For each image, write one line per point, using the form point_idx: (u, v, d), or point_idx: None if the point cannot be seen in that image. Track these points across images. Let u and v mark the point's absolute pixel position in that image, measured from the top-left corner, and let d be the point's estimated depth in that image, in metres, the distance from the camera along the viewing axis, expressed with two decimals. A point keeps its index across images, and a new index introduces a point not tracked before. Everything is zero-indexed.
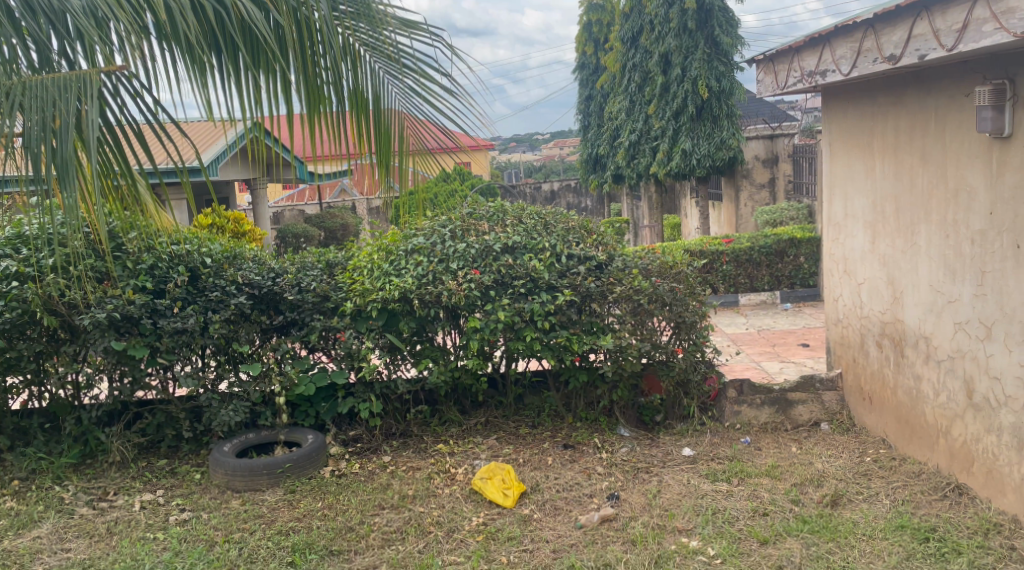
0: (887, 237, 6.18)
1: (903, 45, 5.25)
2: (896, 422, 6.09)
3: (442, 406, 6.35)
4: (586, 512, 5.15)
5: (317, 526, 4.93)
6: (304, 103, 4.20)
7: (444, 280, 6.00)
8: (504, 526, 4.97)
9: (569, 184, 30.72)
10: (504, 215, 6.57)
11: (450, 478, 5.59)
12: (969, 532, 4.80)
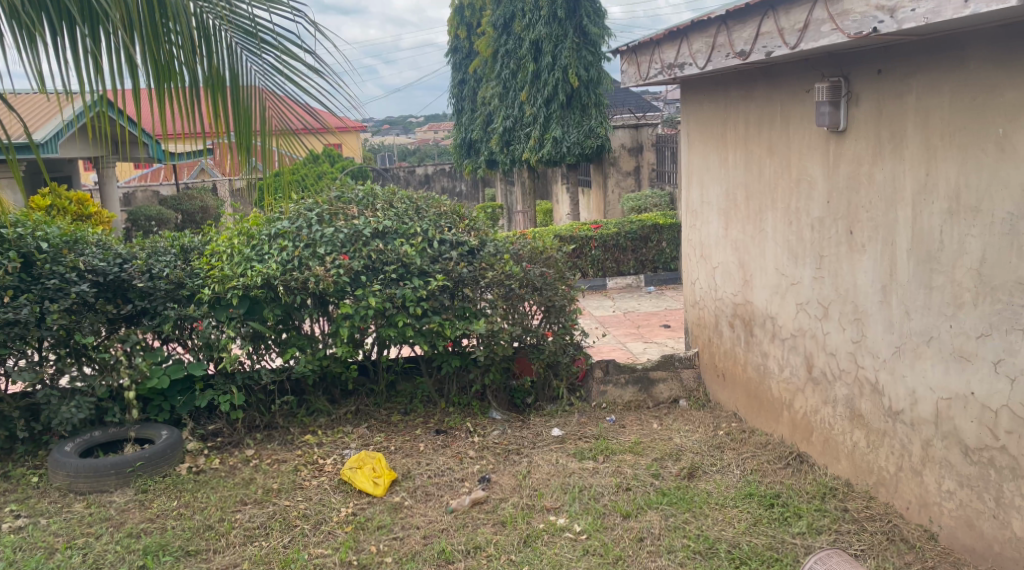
0: (738, 223, 6.54)
1: (752, 42, 5.57)
2: (745, 398, 6.50)
3: (310, 396, 6.28)
4: (457, 497, 5.26)
5: (172, 526, 4.84)
6: (151, 77, 4.02)
7: (310, 265, 5.95)
8: (374, 515, 5.02)
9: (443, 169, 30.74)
10: (375, 199, 6.59)
11: (318, 470, 5.60)
12: (807, 497, 5.18)
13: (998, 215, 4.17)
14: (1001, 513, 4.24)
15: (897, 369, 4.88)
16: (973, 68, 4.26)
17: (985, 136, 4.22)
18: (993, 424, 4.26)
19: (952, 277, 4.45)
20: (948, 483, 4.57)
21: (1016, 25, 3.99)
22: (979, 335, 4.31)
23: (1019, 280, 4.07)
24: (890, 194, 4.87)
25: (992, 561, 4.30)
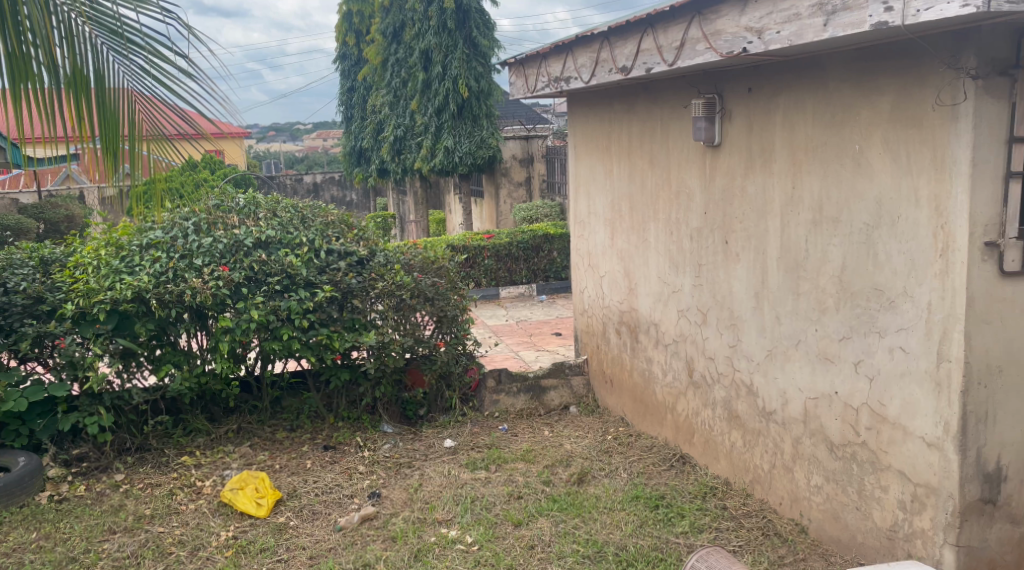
0: (623, 233, 6.74)
1: (633, 58, 5.75)
2: (632, 402, 6.70)
3: (187, 415, 6.10)
4: (345, 514, 5.23)
5: (31, 560, 4.63)
6: (5, 78, 3.68)
7: (186, 277, 5.82)
8: (256, 537, 4.93)
9: (332, 177, 30.18)
10: (257, 207, 6.47)
11: (196, 493, 5.45)
12: (690, 497, 5.39)
13: (857, 225, 4.44)
14: (863, 505, 4.52)
15: (770, 372, 5.13)
16: (833, 88, 4.53)
17: (844, 152, 4.50)
18: (854, 421, 4.54)
19: (817, 284, 4.72)
20: (816, 478, 4.84)
21: (870, 49, 4.27)
22: (841, 338, 4.59)
23: (875, 286, 4.35)
24: (762, 206, 5.12)
25: (856, 550, 4.58)
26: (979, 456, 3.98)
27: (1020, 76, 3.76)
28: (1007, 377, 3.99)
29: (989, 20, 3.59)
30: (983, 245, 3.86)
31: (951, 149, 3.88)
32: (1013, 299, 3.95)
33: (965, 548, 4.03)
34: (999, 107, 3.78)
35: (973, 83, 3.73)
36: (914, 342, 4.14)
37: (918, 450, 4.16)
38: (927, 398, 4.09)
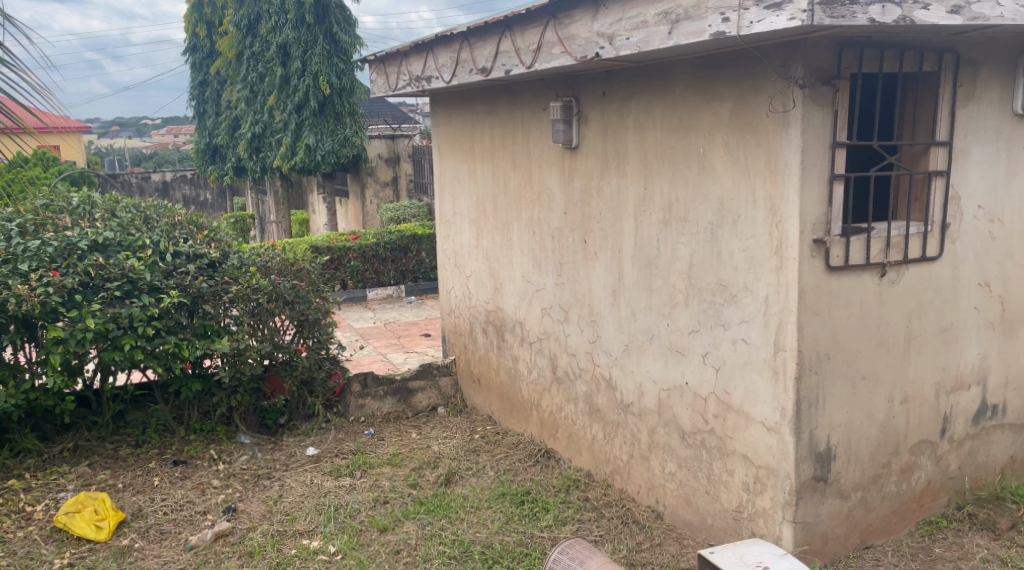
0: (488, 233, 6.78)
1: (492, 60, 5.72)
2: (499, 401, 6.77)
3: (15, 435, 5.68)
4: (197, 532, 5.07)
5: None
6: None
7: (10, 284, 5.35)
8: (96, 562, 4.70)
9: (183, 176, 28.57)
10: (93, 208, 6.21)
11: (27, 518, 5.12)
12: (554, 491, 5.50)
13: (702, 225, 4.64)
14: (712, 489, 4.74)
15: (627, 365, 5.29)
16: (679, 94, 4.72)
17: (690, 155, 4.69)
18: (703, 410, 4.74)
19: (668, 281, 4.90)
20: (670, 465, 5.03)
21: (712, 57, 4.47)
22: (690, 331, 4.79)
23: (719, 282, 4.56)
24: (617, 206, 5.27)
25: (707, 532, 4.80)
26: (811, 438, 4.24)
27: (841, 86, 4.05)
28: (835, 364, 4.26)
29: (812, 33, 3.84)
30: (812, 242, 4.11)
31: (783, 153, 4.13)
32: (837, 292, 4.21)
33: (801, 523, 4.30)
34: (823, 114, 4.05)
35: (801, 91, 3.99)
36: (755, 333, 4.37)
37: (759, 434, 4.39)
38: (766, 385, 4.33)
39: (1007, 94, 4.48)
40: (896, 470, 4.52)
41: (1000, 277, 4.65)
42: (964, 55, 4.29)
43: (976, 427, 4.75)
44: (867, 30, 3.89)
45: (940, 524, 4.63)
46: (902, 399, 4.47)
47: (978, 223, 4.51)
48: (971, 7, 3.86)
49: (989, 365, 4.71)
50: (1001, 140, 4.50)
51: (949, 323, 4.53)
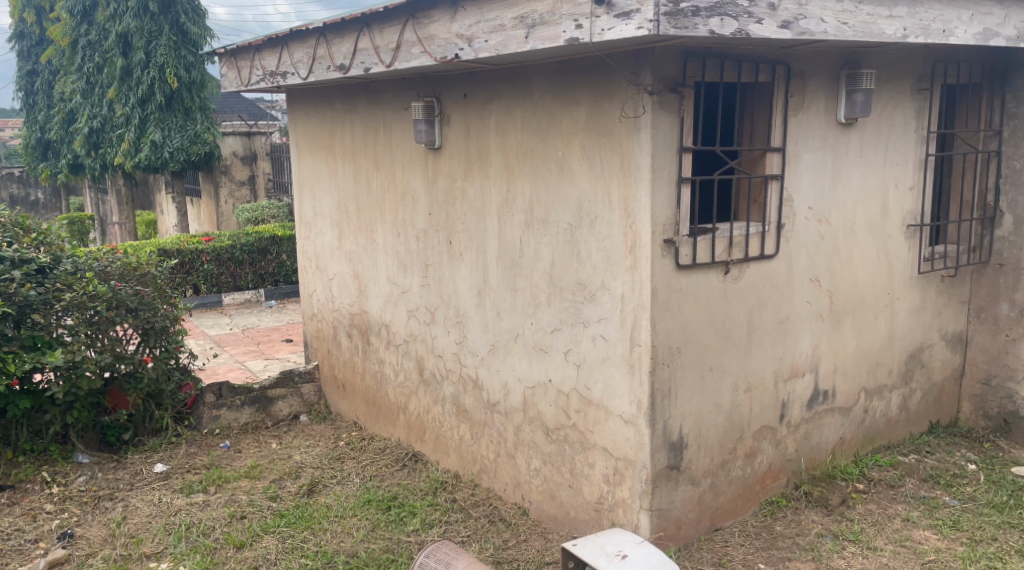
0: (351, 235, 6.63)
1: (351, 57, 5.59)
2: (365, 406, 6.71)
3: None
4: (29, 561, 4.78)
5: None
6: None
7: None
8: None
9: (9, 172, 26.33)
10: None
11: None
12: (421, 494, 5.51)
13: (562, 226, 4.77)
14: (574, 483, 4.89)
15: (492, 364, 5.37)
16: (538, 97, 4.81)
17: (549, 157, 4.80)
18: (565, 406, 4.88)
19: (530, 280, 5.01)
20: (535, 462, 5.14)
21: (567, 62, 4.59)
22: (552, 330, 4.92)
23: (579, 281, 4.70)
24: (480, 207, 5.32)
25: (570, 525, 4.96)
26: (665, 428, 4.45)
27: (686, 93, 4.28)
28: (685, 357, 4.47)
29: (657, 43, 4.03)
30: (662, 242, 4.31)
31: (635, 156, 4.29)
32: (685, 289, 4.42)
33: (657, 511, 4.50)
34: (670, 120, 4.26)
35: (650, 98, 4.18)
36: (612, 330, 4.54)
37: (617, 427, 4.57)
38: (623, 379, 4.50)
39: (832, 103, 4.74)
40: (740, 455, 4.78)
41: (829, 274, 4.92)
42: (794, 67, 4.56)
43: (811, 411, 5.03)
44: (708, 42, 4.13)
45: (780, 503, 4.91)
46: (745, 388, 4.73)
47: (808, 223, 4.77)
48: (799, 22, 4.12)
49: (821, 353, 4.99)
50: (827, 145, 4.76)
51: (786, 316, 4.80)
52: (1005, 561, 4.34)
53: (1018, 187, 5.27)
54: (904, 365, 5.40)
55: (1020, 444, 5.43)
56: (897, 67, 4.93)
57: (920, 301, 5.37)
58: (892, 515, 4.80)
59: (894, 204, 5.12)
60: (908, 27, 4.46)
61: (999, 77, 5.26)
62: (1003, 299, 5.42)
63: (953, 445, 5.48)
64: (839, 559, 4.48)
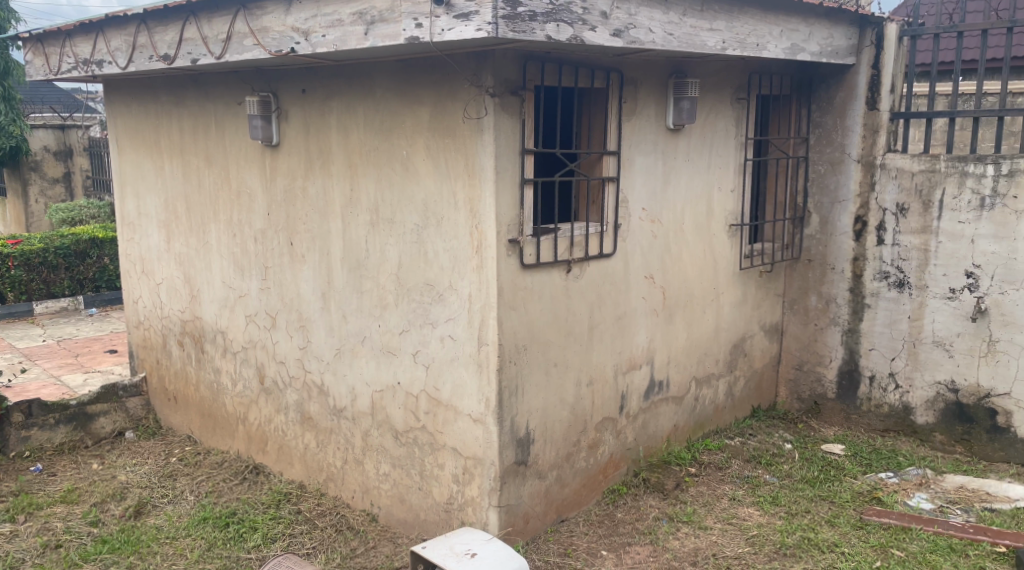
0: (180, 236, 6.24)
1: (176, 47, 5.29)
2: (199, 418, 6.36)
3: None
4: None
5: None
6: None
7: None
8: None
9: None
10: None
11: None
12: (263, 508, 5.33)
13: (409, 226, 4.76)
14: (424, 484, 4.93)
15: (338, 369, 5.32)
16: (380, 95, 4.77)
17: (393, 157, 4.77)
18: (415, 408, 4.91)
19: (377, 282, 4.99)
20: (384, 466, 5.15)
21: (409, 61, 4.57)
22: (400, 331, 4.92)
23: (426, 282, 4.72)
24: (323, 207, 5.22)
25: (420, 527, 4.99)
26: (512, 424, 4.56)
27: (526, 96, 4.39)
28: (531, 354, 4.62)
29: (498, 46, 4.10)
30: (507, 242, 4.40)
31: (479, 158, 4.35)
32: (529, 288, 4.55)
33: (505, 506, 4.60)
34: (512, 122, 4.35)
35: (492, 100, 4.25)
36: (460, 330, 4.59)
37: (466, 425, 4.63)
38: (471, 379, 4.56)
39: (661, 109, 5.03)
40: (584, 447, 4.98)
41: (662, 271, 5.21)
42: (627, 74, 4.81)
43: (648, 402, 5.31)
44: (546, 47, 4.25)
45: (620, 490, 5.16)
46: (587, 382, 4.94)
47: (642, 223, 5.04)
48: (630, 31, 4.33)
49: (656, 347, 5.28)
50: (658, 149, 5.05)
51: (623, 311, 5.04)
52: (816, 530, 4.74)
53: (823, 190, 5.75)
54: (729, 355, 5.79)
55: (828, 423, 5.94)
56: (719, 77, 5.28)
57: (742, 295, 5.78)
58: (720, 496, 5.15)
59: (718, 205, 5.49)
60: (727, 40, 4.78)
61: (807, 89, 5.71)
62: (812, 291, 5.91)
63: (772, 427, 5.94)
64: (673, 540, 4.75)
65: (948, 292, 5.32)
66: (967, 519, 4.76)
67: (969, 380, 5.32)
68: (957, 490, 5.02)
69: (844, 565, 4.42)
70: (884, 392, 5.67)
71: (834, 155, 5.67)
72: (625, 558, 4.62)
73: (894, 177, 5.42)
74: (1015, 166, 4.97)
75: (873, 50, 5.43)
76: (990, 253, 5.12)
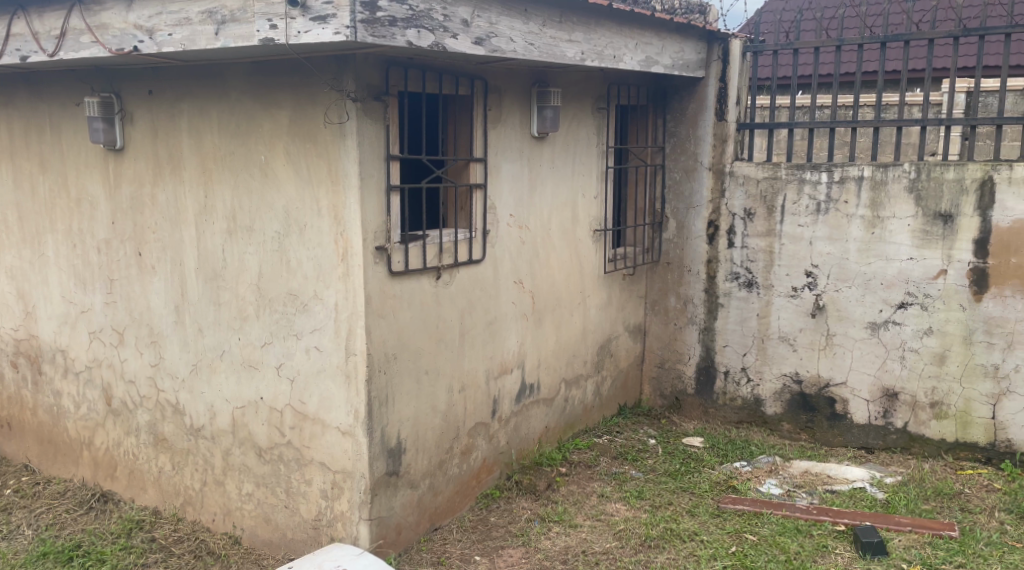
0: (11, 248, 5.75)
1: (3, 43, 4.88)
2: (38, 445, 5.91)
3: None
4: None
5: None
6: None
7: None
8: None
9: None
10: None
11: None
12: (112, 538, 5.05)
13: (269, 234, 4.60)
14: (291, 503, 4.76)
15: (195, 386, 5.07)
16: (235, 98, 4.59)
17: (250, 162, 4.60)
18: (279, 423, 4.75)
19: (236, 293, 4.79)
20: (247, 486, 4.94)
21: (265, 63, 4.43)
22: (262, 344, 4.74)
23: (289, 292, 4.58)
24: (174, 215, 4.96)
25: (286, 547, 4.82)
26: (382, 434, 4.50)
27: (389, 101, 4.37)
28: (401, 362, 4.58)
29: (359, 51, 4.05)
30: (374, 250, 4.35)
31: (342, 164, 4.27)
32: (398, 296, 4.52)
33: (376, 519, 4.53)
34: (375, 127, 4.31)
35: (354, 105, 4.19)
36: (326, 341, 4.48)
37: (334, 439, 4.53)
38: (339, 390, 4.47)
39: (526, 118, 5.15)
40: (456, 453, 5.00)
41: (530, 275, 5.33)
42: (491, 82, 4.88)
43: (519, 405, 5.41)
44: (408, 53, 4.23)
45: (494, 495, 5.22)
46: (459, 388, 4.96)
47: (509, 229, 5.14)
48: (491, 40, 4.38)
49: (526, 351, 5.39)
50: (523, 157, 5.17)
51: (493, 316, 5.11)
52: (678, 521, 4.96)
53: (679, 196, 6.06)
54: (596, 356, 6.00)
55: (689, 417, 6.26)
56: (578, 87, 5.45)
57: (607, 297, 6.01)
58: (589, 493, 5.30)
59: (583, 211, 5.69)
60: (586, 51, 4.94)
61: (662, 100, 6.03)
62: (671, 292, 6.22)
63: (638, 424, 6.20)
64: (545, 540, 4.84)
65: (791, 291, 5.73)
66: (812, 500, 5.10)
67: (811, 371, 5.75)
68: (802, 475, 5.39)
69: (703, 552, 4.64)
70: (737, 386, 6.04)
71: (688, 163, 5.99)
72: (499, 561, 4.66)
73: (741, 184, 5.78)
74: (845, 173, 5.42)
75: (720, 64, 5.78)
76: (826, 254, 5.55)
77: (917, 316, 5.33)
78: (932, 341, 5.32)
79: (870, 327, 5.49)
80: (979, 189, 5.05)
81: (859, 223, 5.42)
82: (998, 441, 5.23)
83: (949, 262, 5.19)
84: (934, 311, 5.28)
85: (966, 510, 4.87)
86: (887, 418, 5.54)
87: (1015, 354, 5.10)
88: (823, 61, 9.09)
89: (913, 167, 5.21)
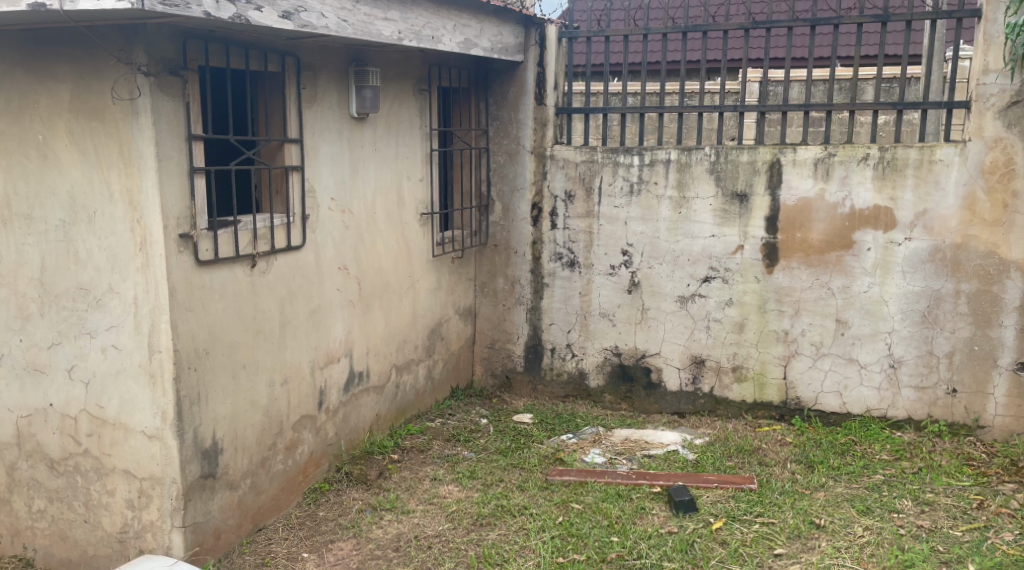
0: None
1: None
2: None
3: None
4: None
5: None
6: None
7: None
8: None
9: None
10: None
11: None
12: None
13: (51, 222, 4.12)
14: (91, 516, 4.33)
15: None
16: (3, 70, 4.06)
17: (25, 142, 4.08)
18: (73, 431, 4.30)
19: (15, 289, 4.27)
20: (38, 502, 4.44)
21: (37, 31, 3.94)
22: (49, 345, 4.26)
23: (79, 286, 4.13)
24: None
25: (87, 564, 4.38)
26: (195, 436, 4.20)
27: (188, 77, 4.03)
28: (214, 357, 4.29)
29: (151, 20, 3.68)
30: (177, 238, 4.02)
31: (135, 144, 3.88)
32: (208, 286, 4.22)
33: (191, 526, 4.22)
34: (172, 105, 3.97)
35: (146, 79, 3.81)
36: (125, 338, 4.09)
37: (139, 444, 4.15)
38: (143, 392, 4.10)
39: (344, 98, 4.98)
40: (280, 449, 4.78)
41: (355, 261, 5.19)
42: (302, 59, 4.65)
43: (347, 394, 5.27)
44: (206, 25, 3.91)
45: (322, 488, 5.06)
46: (281, 381, 4.73)
47: (331, 214, 4.96)
48: (300, 14, 4.12)
49: (353, 339, 5.25)
50: (343, 139, 4.99)
51: (316, 305, 4.92)
52: (508, 497, 5.04)
53: (504, 178, 6.17)
54: (426, 340, 5.98)
55: (519, 395, 6.43)
56: (399, 68, 5.38)
57: (436, 281, 6.00)
58: (420, 478, 5.27)
59: (408, 195, 5.61)
60: (402, 30, 4.82)
61: (483, 83, 6.08)
62: (499, 274, 6.34)
63: (470, 405, 6.29)
64: (376, 529, 4.74)
65: (609, 269, 6.00)
66: (631, 466, 5.38)
67: (629, 344, 6.06)
68: (623, 442, 5.68)
69: (532, 525, 4.73)
70: (563, 361, 6.26)
71: (511, 146, 6.10)
72: (328, 556, 4.52)
73: (561, 167, 5.98)
74: (654, 156, 5.73)
75: (538, 49, 5.92)
76: (639, 233, 5.87)
77: (719, 288, 5.76)
78: (732, 311, 5.77)
79: (679, 300, 5.87)
80: (769, 170, 5.52)
81: (668, 203, 5.76)
82: (790, 399, 5.78)
83: (745, 238, 5.65)
84: (734, 283, 5.72)
85: (763, 464, 5.31)
86: (696, 384, 5.96)
87: (802, 320, 5.65)
88: (632, 49, 9.56)
89: (713, 150, 5.60)
